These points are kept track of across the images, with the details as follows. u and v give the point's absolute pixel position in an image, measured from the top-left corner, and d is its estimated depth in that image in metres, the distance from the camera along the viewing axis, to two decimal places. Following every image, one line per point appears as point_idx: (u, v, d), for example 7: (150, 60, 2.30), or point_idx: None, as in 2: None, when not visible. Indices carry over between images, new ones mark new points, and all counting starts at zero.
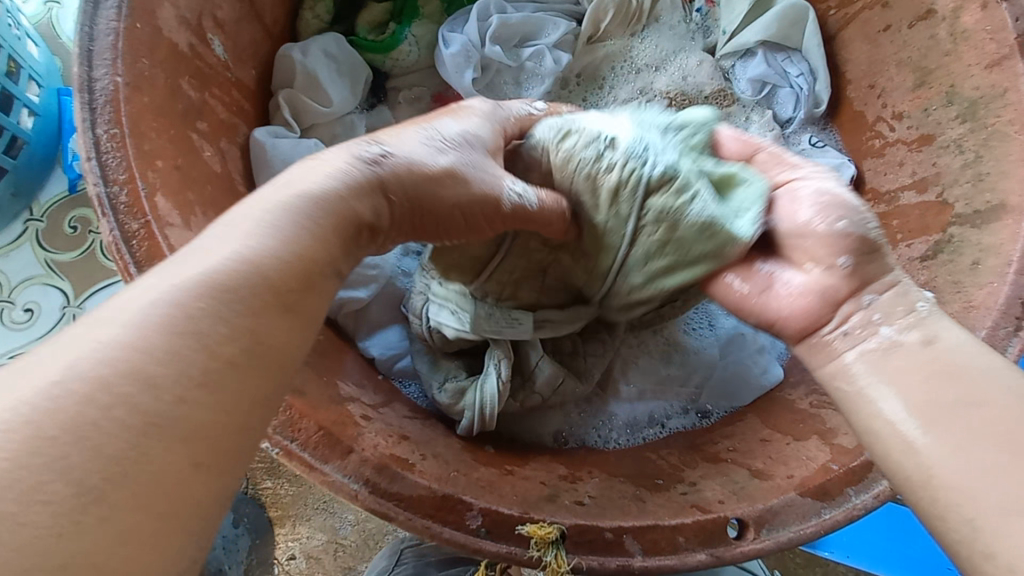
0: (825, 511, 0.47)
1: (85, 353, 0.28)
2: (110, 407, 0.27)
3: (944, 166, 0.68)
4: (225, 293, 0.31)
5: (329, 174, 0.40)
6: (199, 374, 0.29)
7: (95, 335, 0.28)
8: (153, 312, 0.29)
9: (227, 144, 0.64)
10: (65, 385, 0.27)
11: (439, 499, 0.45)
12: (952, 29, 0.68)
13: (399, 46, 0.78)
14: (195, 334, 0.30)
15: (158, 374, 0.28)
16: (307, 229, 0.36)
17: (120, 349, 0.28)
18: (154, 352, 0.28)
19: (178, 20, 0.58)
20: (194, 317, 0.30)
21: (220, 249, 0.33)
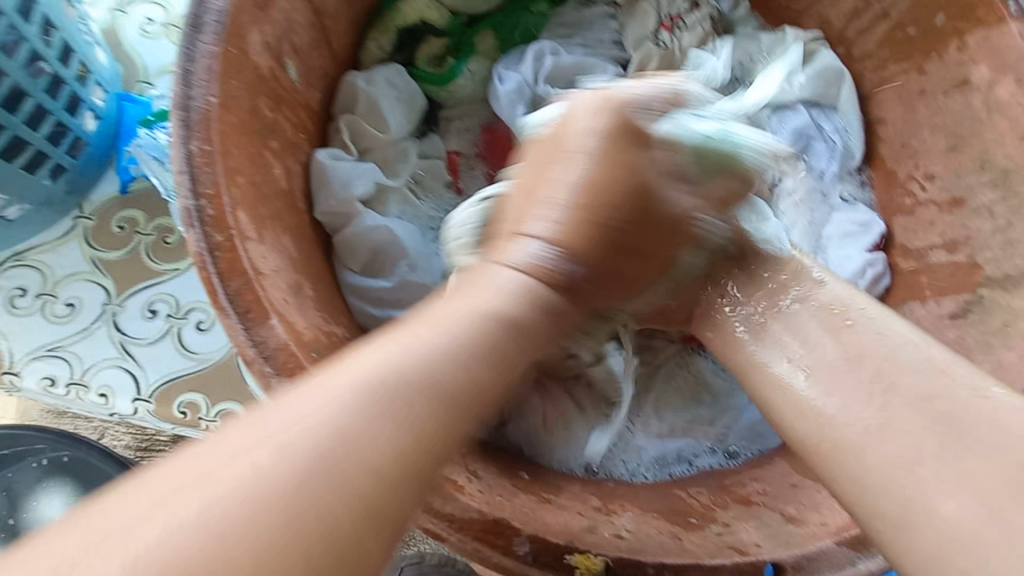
0: (859, 560, 0.48)
1: (225, 465, 0.29)
2: (212, 545, 0.27)
3: (975, 228, 0.72)
4: (431, 398, 0.35)
5: (506, 280, 0.44)
6: (304, 525, 0.29)
7: (238, 466, 0.29)
8: (316, 441, 0.31)
9: (293, 163, 0.67)
10: (196, 528, 0.27)
11: (489, 522, 0.46)
12: (987, 100, 0.72)
13: (456, 80, 0.83)
14: (385, 426, 0.33)
15: (292, 489, 0.29)
16: (472, 350, 0.39)
17: (264, 480, 0.29)
18: (298, 480, 0.30)
19: (263, 45, 0.61)
20: (350, 452, 0.32)
21: (379, 364, 0.35)
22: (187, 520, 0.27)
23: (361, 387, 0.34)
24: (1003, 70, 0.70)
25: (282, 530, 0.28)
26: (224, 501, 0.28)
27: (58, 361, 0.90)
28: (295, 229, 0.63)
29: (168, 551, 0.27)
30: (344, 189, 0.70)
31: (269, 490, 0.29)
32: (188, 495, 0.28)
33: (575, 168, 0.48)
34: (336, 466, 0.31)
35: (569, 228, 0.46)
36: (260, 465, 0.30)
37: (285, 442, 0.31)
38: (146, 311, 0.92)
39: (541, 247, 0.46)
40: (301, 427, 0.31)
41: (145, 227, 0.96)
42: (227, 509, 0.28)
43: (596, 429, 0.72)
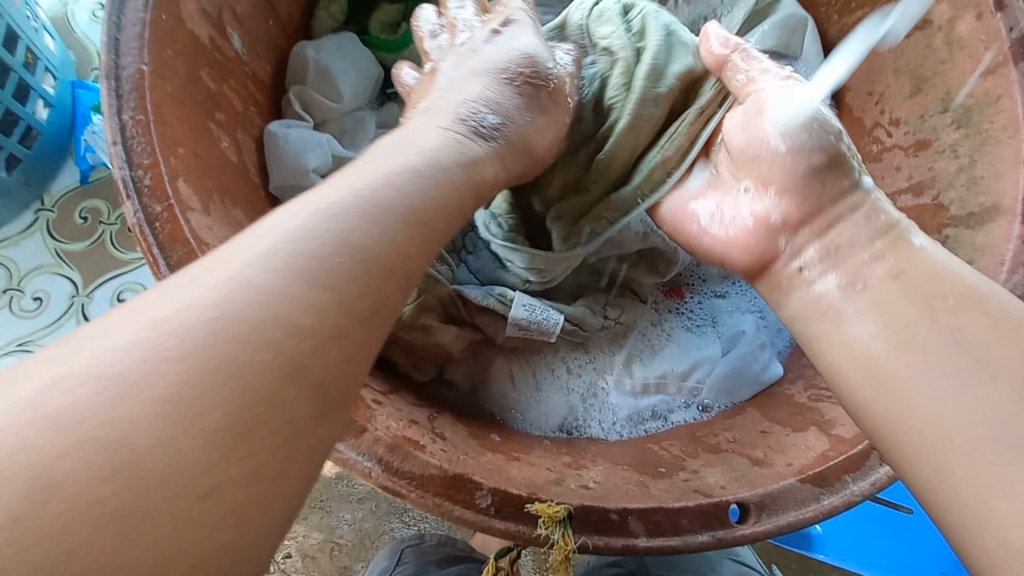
0: (823, 496, 0.49)
1: (192, 313, 0.30)
2: (207, 362, 0.29)
3: (940, 169, 0.70)
4: (356, 255, 0.35)
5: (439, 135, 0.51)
6: (273, 360, 0.31)
7: (184, 301, 0.31)
8: (286, 265, 0.33)
9: (243, 136, 0.66)
10: (203, 334, 0.30)
11: (450, 478, 0.46)
12: (949, 37, 0.70)
13: (411, 46, 0.81)
14: (329, 252, 0.35)
15: (244, 323, 0.31)
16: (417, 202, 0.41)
17: (237, 314, 0.31)
18: (255, 309, 0.31)
19: (200, 13, 0.59)
20: (326, 272, 0.34)
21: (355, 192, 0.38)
22: (196, 330, 0.30)
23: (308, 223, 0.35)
24: (963, 5, 0.68)
25: (244, 355, 0.30)
26: (176, 339, 0.29)
27: (29, 355, 0.89)
28: (248, 202, 0.62)
29: (140, 381, 0.28)
30: (297, 161, 0.68)
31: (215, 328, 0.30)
32: (178, 311, 0.30)
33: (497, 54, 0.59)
34: (274, 323, 0.31)
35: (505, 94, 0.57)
36: (218, 293, 0.31)
37: (263, 263, 0.33)
38: (115, 301, 0.91)
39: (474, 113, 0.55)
40: (292, 244, 0.34)
41: (109, 217, 0.95)
42: (227, 323, 0.30)
43: (570, 389, 0.72)
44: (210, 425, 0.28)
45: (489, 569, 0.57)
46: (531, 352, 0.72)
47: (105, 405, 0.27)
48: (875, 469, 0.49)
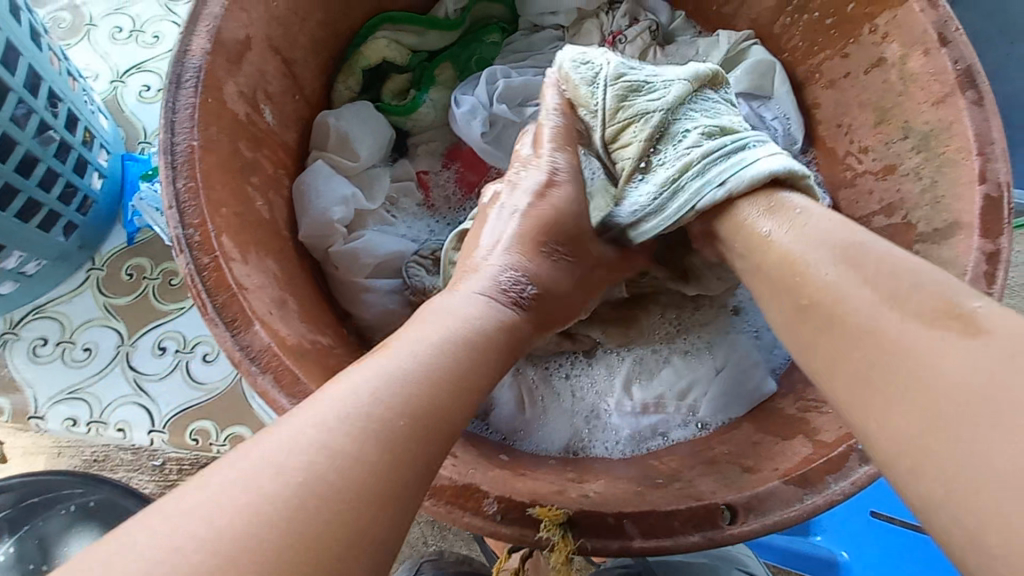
0: (807, 497, 0.52)
1: (297, 458, 0.35)
2: (298, 495, 0.34)
3: (906, 191, 0.76)
4: (414, 418, 0.39)
5: (473, 299, 0.52)
6: (345, 509, 0.34)
7: (290, 447, 0.36)
8: (357, 414, 0.38)
9: (274, 195, 0.75)
10: (299, 472, 0.34)
11: (460, 488, 0.51)
12: (903, 73, 0.77)
13: (419, 109, 0.91)
14: (393, 415, 0.39)
15: (321, 468, 0.35)
16: (463, 362, 0.45)
17: (325, 458, 0.35)
18: (336, 458, 0.36)
19: (239, 94, 0.70)
20: (385, 428, 0.38)
21: (417, 350, 0.44)
22: (304, 462, 0.35)
23: (375, 376, 0.40)
24: (912, 44, 0.76)
25: (331, 503, 0.34)
26: (286, 480, 0.34)
27: (78, 402, 0.97)
28: (279, 252, 0.70)
29: (247, 515, 0.32)
30: (323, 215, 0.78)
31: (297, 459, 0.35)
32: (282, 454, 0.35)
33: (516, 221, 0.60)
34: (349, 472, 0.35)
35: (521, 264, 0.57)
36: (318, 438, 0.36)
37: (339, 418, 0.37)
38: (156, 348, 1.00)
39: (503, 274, 0.55)
40: (373, 386, 0.40)
41: (151, 272, 1.04)
42: (318, 462, 0.35)
43: (574, 412, 0.77)
44: (288, 545, 0.32)
45: (499, 563, 0.60)
46: (536, 379, 0.78)
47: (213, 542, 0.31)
48: (855, 469, 0.53)
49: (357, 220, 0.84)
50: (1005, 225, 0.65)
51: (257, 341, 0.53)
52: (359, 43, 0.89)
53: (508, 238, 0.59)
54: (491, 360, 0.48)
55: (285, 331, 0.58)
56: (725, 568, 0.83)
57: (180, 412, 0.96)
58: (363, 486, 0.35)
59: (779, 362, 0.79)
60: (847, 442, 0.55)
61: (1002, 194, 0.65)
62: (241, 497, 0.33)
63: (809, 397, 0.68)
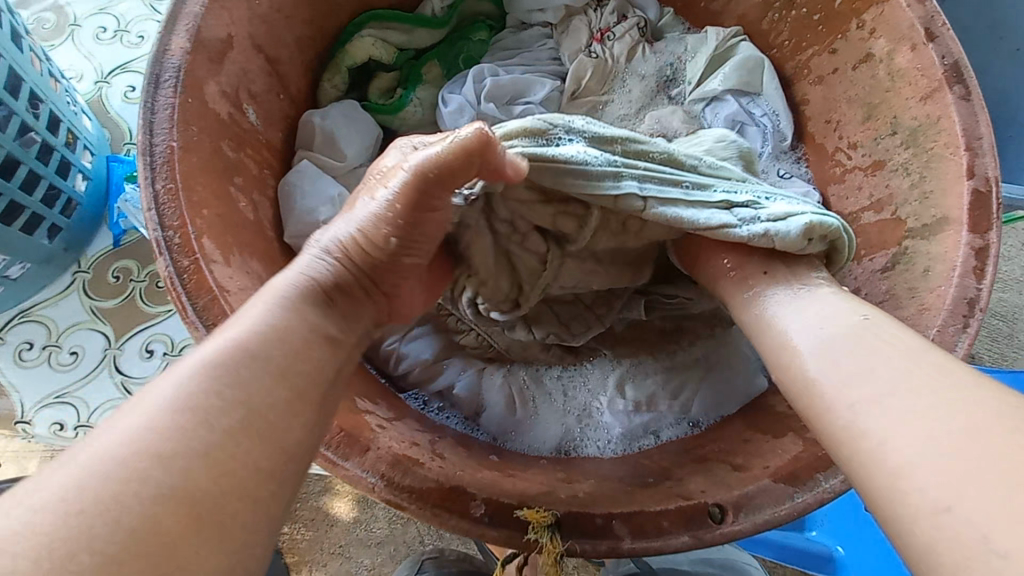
0: (797, 495, 0.52)
1: (134, 435, 0.37)
2: (158, 468, 0.36)
3: (895, 187, 0.76)
4: (250, 388, 0.41)
5: (313, 259, 0.52)
6: (195, 479, 0.37)
7: (142, 428, 0.38)
8: (192, 394, 0.40)
9: (259, 195, 0.74)
10: (145, 454, 0.36)
11: (447, 490, 0.51)
12: (890, 68, 0.77)
13: (406, 108, 0.90)
14: (226, 389, 0.41)
15: (171, 435, 0.37)
16: (282, 343, 0.45)
17: (165, 433, 0.38)
18: (178, 434, 0.38)
19: (220, 93, 0.69)
20: (224, 404, 0.40)
21: (259, 322, 0.45)
22: (144, 436, 0.37)
23: (205, 354, 0.42)
24: (899, 39, 0.76)
25: (184, 476, 0.36)
26: (128, 450, 0.36)
27: (65, 406, 0.96)
28: (264, 253, 0.70)
29: (79, 498, 0.34)
30: (309, 216, 0.76)
31: (147, 435, 0.37)
32: (135, 434, 0.37)
33: (393, 158, 0.55)
34: (202, 448, 0.38)
35: (390, 212, 0.52)
36: (161, 418, 0.38)
37: (174, 398, 0.39)
38: (143, 351, 0.99)
39: (341, 233, 0.53)
40: (207, 366, 0.41)
41: (138, 275, 1.03)
42: (161, 442, 0.37)
43: (566, 411, 0.76)
44: (142, 509, 0.34)
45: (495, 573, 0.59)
46: (528, 380, 0.78)
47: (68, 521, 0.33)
48: None
49: None
50: (994, 220, 0.64)
51: None
52: (345, 40, 0.88)
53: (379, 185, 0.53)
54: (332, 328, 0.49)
55: None
56: None
57: None
58: (211, 476, 0.37)
59: None
60: None
61: (990, 188, 0.65)
62: (83, 481, 0.35)
63: None
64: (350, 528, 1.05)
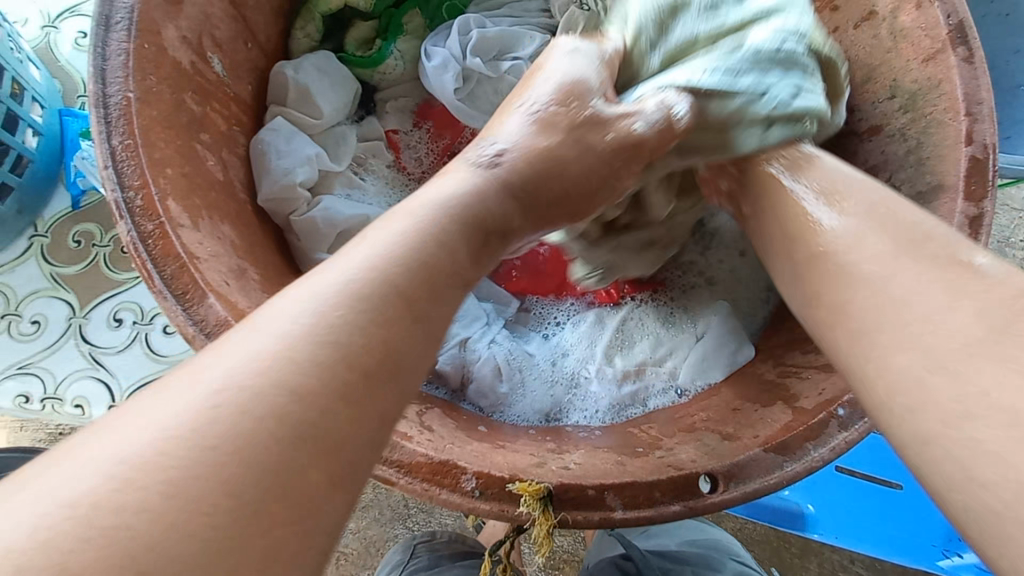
0: (786, 464, 0.52)
1: (211, 380, 0.31)
2: (202, 443, 0.29)
3: (891, 153, 0.73)
4: (363, 307, 0.35)
5: (461, 180, 0.45)
6: (302, 433, 0.31)
7: (194, 381, 0.31)
8: (307, 320, 0.33)
9: (229, 154, 0.69)
10: (212, 410, 0.30)
11: (437, 465, 0.49)
12: (893, 28, 0.74)
13: (386, 61, 0.84)
14: (362, 321, 0.34)
15: (272, 393, 0.31)
16: (428, 244, 0.39)
17: (270, 373, 0.31)
18: (272, 378, 0.31)
19: (181, 39, 0.63)
20: (330, 329, 0.33)
21: (395, 242, 0.38)
22: (228, 381, 0.31)
23: (354, 272, 0.36)
24: None
25: (219, 446, 0.29)
26: (222, 408, 0.30)
27: (30, 378, 0.91)
28: (236, 217, 0.65)
29: (121, 473, 0.27)
30: (285, 176, 0.72)
31: (241, 380, 0.31)
32: (161, 397, 0.30)
33: (557, 69, 0.50)
34: (303, 391, 0.31)
35: (526, 142, 0.47)
36: (255, 364, 0.31)
37: (281, 334, 0.33)
38: (112, 320, 0.94)
39: (496, 148, 0.47)
40: (304, 303, 0.34)
41: (101, 239, 0.97)
42: (249, 387, 0.31)
43: (554, 381, 0.75)
44: (222, 489, 0.28)
45: (484, 559, 0.60)
46: (515, 352, 0.77)
47: (106, 500, 0.26)
48: (834, 436, 0.53)
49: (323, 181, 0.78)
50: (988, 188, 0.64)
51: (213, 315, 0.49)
52: None
53: (527, 113, 0.48)
54: (478, 240, 0.43)
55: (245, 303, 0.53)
56: (717, 559, 0.83)
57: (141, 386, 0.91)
58: (266, 433, 0.30)
59: (759, 326, 0.78)
60: (827, 409, 0.55)
61: (988, 156, 0.64)
62: (138, 446, 0.28)
63: (789, 363, 0.68)
64: None
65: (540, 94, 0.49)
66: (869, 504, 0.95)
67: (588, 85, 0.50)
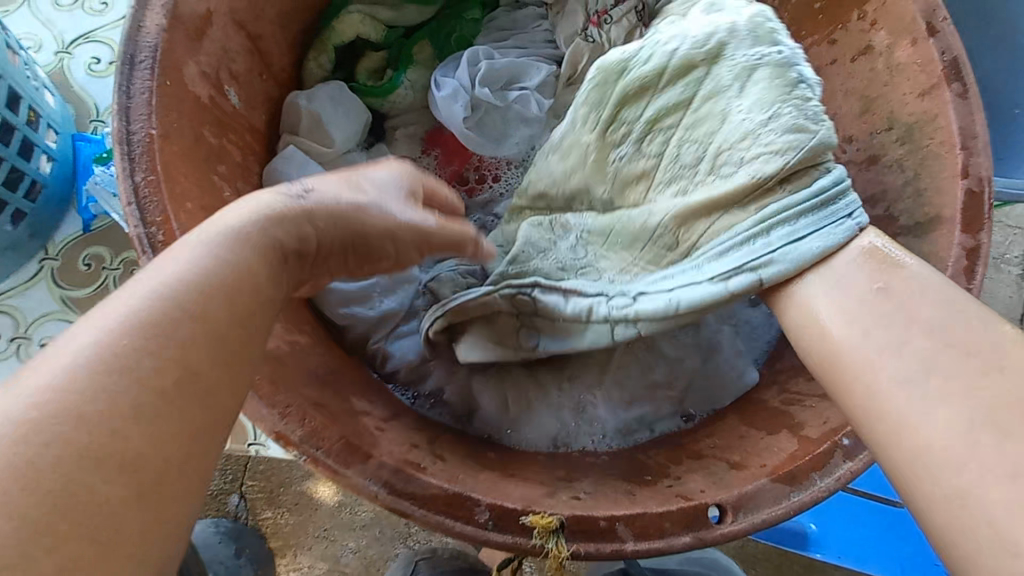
0: (793, 494, 0.53)
1: (68, 373, 0.32)
2: (53, 430, 0.30)
3: (889, 182, 0.75)
4: (193, 317, 0.37)
5: (250, 209, 0.45)
6: (124, 415, 0.32)
7: (36, 383, 0.32)
8: (120, 325, 0.35)
9: (243, 184, 0.70)
10: (42, 407, 0.31)
11: (451, 496, 0.50)
12: (889, 61, 0.77)
13: (397, 90, 0.86)
14: (121, 331, 0.35)
15: (108, 385, 0.33)
16: (243, 256, 0.42)
17: (63, 381, 0.32)
18: (84, 383, 0.32)
19: (200, 75, 0.65)
20: (146, 331, 0.35)
21: (190, 257, 0.39)
22: (39, 392, 0.31)
23: (146, 289, 0.37)
24: (900, 32, 0.75)
25: (69, 434, 0.30)
26: (63, 397, 0.31)
27: None
28: None
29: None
30: None
31: (88, 373, 0.32)
32: (6, 398, 0.31)
33: (324, 184, 0.50)
34: (88, 406, 0.32)
35: (357, 211, 0.50)
36: (66, 371, 0.32)
37: (81, 348, 0.33)
38: None
39: (294, 191, 0.48)
40: (120, 318, 0.35)
41: (111, 263, 0.98)
42: (50, 396, 0.31)
43: (561, 407, 0.74)
44: (83, 468, 0.30)
45: None
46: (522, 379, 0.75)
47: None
48: (839, 465, 0.54)
49: None
50: (986, 221, 0.65)
51: None
52: (331, 17, 0.83)
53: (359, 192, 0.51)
54: (280, 267, 0.45)
55: None
56: None
57: None
58: (122, 426, 0.32)
59: (761, 351, 0.79)
60: (832, 439, 0.56)
61: (983, 188, 0.66)
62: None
63: (793, 390, 0.69)
64: (334, 511, 1.05)
65: (364, 181, 0.52)
66: (871, 523, 0.96)
67: (387, 195, 0.52)
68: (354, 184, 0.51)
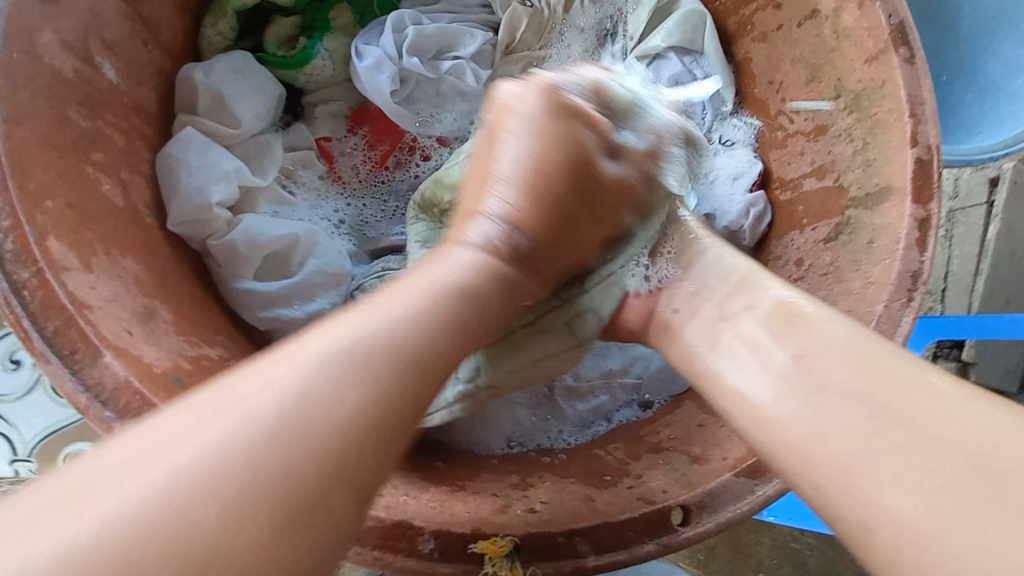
0: (758, 487, 0.50)
1: (215, 435, 0.31)
2: (202, 495, 0.29)
3: (838, 154, 0.73)
4: (402, 373, 0.36)
5: (462, 261, 0.46)
6: (276, 500, 0.30)
7: (180, 447, 0.30)
8: (283, 401, 0.33)
9: (130, 174, 0.60)
10: (202, 467, 0.30)
11: (390, 527, 0.45)
12: (835, 27, 0.74)
13: (312, 61, 0.76)
14: (285, 408, 0.33)
15: (276, 446, 0.31)
16: (424, 329, 0.39)
17: (239, 440, 0.31)
18: (248, 451, 0.31)
19: (60, 44, 0.54)
20: (323, 400, 0.33)
21: (391, 324, 0.38)
22: (199, 456, 0.30)
23: (346, 350, 0.36)
24: None
25: (225, 498, 0.29)
26: (223, 460, 0.30)
27: None
28: (143, 247, 0.57)
29: (129, 506, 0.28)
30: (198, 197, 0.64)
31: (237, 443, 0.31)
32: (150, 462, 0.30)
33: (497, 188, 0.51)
34: (237, 470, 0.30)
35: (526, 201, 0.50)
36: (242, 427, 0.31)
37: (253, 409, 0.32)
38: (8, 361, 0.82)
39: (493, 227, 0.49)
40: (295, 375, 0.34)
41: None
42: (221, 456, 0.30)
43: (514, 403, 0.70)
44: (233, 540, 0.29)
45: None
46: None
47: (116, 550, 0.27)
48: None
49: (245, 198, 0.70)
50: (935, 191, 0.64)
51: (110, 377, 0.42)
52: None
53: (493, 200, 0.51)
54: (462, 325, 0.42)
55: (153, 356, 0.46)
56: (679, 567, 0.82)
57: (48, 435, 0.80)
58: (303, 495, 0.31)
59: None
60: None
61: (932, 157, 0.64)
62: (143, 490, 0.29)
63: None
64: None
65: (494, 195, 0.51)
66: None
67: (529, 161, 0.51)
68: (550, 139, 0.51)
